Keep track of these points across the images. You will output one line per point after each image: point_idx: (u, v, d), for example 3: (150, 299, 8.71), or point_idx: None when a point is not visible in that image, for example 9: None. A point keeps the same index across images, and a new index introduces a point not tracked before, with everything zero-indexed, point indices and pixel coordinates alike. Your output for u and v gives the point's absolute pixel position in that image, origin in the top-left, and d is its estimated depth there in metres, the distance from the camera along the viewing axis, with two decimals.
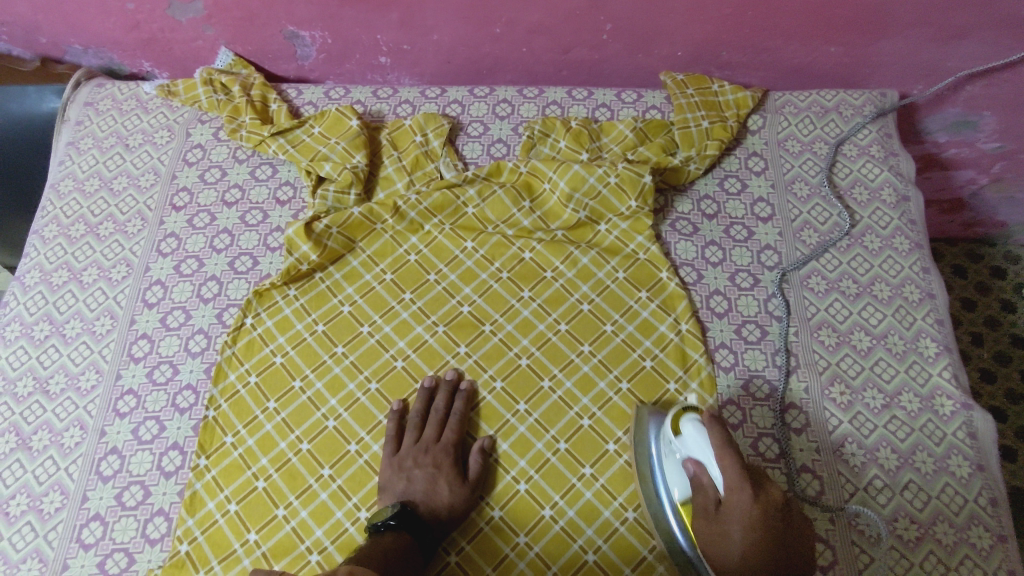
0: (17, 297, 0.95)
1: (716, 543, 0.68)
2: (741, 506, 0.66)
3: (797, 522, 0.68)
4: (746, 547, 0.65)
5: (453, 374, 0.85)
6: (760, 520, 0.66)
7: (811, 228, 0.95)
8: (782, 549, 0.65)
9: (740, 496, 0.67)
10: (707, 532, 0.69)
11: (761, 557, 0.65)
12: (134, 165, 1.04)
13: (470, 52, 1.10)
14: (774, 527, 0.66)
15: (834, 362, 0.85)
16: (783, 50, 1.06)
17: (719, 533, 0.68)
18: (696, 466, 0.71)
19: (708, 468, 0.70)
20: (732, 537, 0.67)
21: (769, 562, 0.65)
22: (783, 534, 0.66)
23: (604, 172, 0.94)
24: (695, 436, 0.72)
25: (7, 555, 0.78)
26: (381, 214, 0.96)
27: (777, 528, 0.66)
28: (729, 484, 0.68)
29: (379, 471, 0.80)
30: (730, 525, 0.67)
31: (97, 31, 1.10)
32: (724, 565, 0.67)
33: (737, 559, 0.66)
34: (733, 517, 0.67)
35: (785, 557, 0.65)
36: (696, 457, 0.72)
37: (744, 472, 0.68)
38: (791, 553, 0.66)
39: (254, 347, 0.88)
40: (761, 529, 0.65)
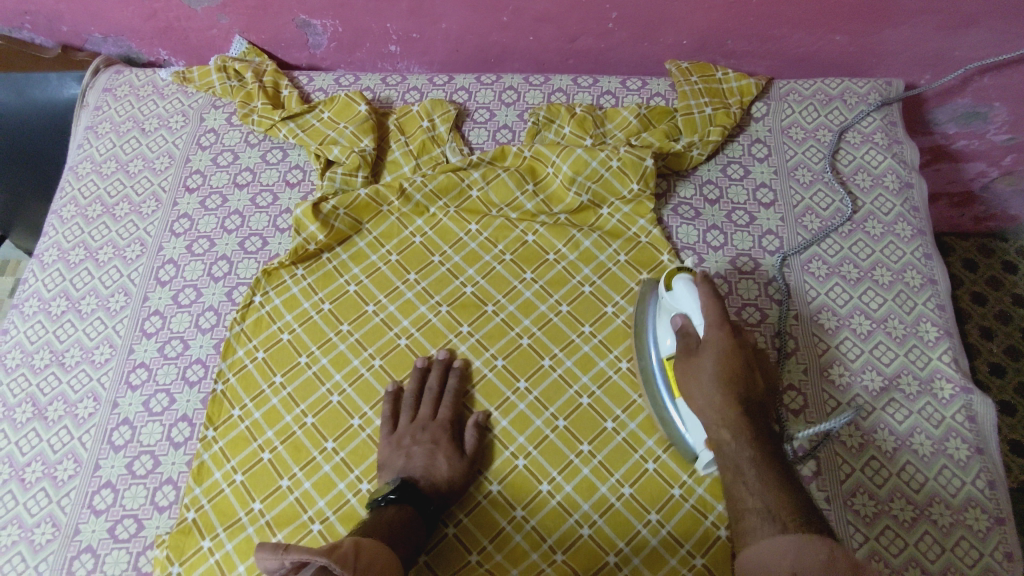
0: (35, 274, 0.98)
1: (692, 377, 0.71)
2: (718, 341, 0.70)
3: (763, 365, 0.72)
4: (720, 373, 0.68)
5: (445, 354, 0.87)
6: (734, 353, 0.69)
7: (813, 213, 0.96)
8: (751, 382, 0.69)
9: (719, 334, 0.70)
10: (683, 368, 0.72)
11: (733, 385, 0.68)
12: (150, 148, 1.07)
13: (478, 41, 1.12)
14: (745, 361, 0.70)
15: (833, 345, 0.86)
16: (788, 39, 1.07)
17: (696, 366, 0.71)
18: (682, 318, 0.75)
19: (692, 316, 0.74)
20: (707, 367, 0.70)
21: (740, 389, 0.68)
22: (752, 369, 0.70)
23: (607, 157, 0.95)
24: (684, 291, 0.76)
25: (22, 519, 0.81)
26: (387, 195, 0.98)
27: (748, 362, 0.70)
28: (708, 323, 0.71)
29: (379, 446, 0.81)
30: (706, 357, 0.70)
31: (116, 19, 1.13)
32: (698, 396, 0.70)
33: (711, 385, 0.69)
34: (709, 349, 0.70)
35: (753, 390, 0.69)
36: (683, 309, 0.76)
37: (723, 312, 0.71)
38: (758, 387, 0.70)
39: (262, 324, 0.91)
40: (735, 360, 0.69)
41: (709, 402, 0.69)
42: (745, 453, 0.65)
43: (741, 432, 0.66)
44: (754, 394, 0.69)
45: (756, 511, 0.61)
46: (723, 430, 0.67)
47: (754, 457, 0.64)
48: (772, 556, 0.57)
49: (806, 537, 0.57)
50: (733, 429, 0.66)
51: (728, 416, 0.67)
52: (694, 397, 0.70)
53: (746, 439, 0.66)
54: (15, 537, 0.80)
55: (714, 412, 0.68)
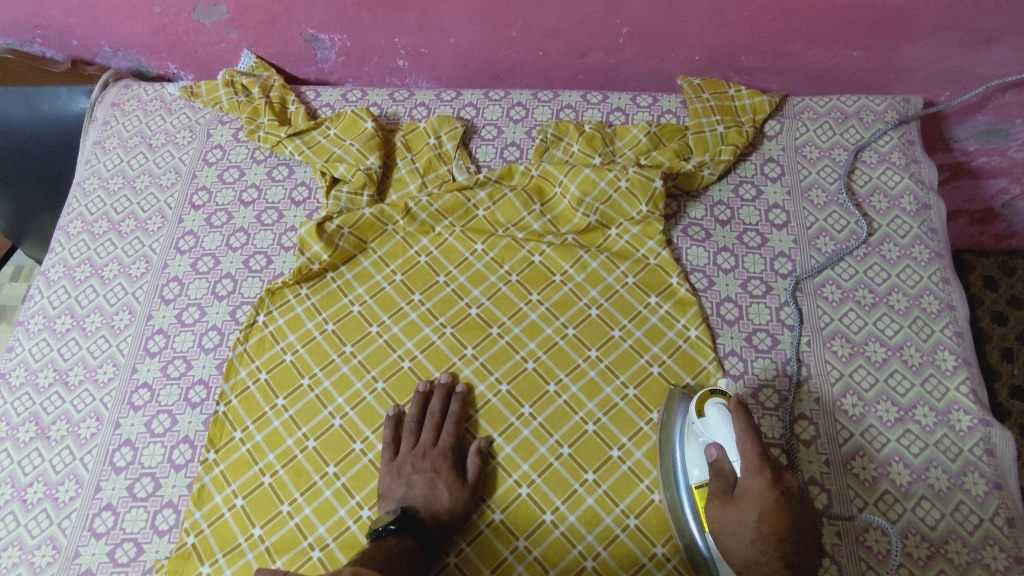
0: (41, 291, 0.98)
1: (732, 528, 0.66)
2: (758, 490, 0.65)
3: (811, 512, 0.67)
4: (762, 531, 0.64)
5: (447, 377, 0.85)
6: (778, 506, 0.64)
7: (827, 235, 0.93)
8: (799, 538, 0.64)
9: (760, 482, 0.65)
10: (721, 515, 0.67)
11: (778, 545, 0.63)
12: (157, 164, 1.07)
13: (487, 56, 1.11)
14: (792, 515, 0.65)
15: (847, 373, 0.84)
16: (804, 54, 1.04)
17: (736, 517, 0.66)
18: (717, 451, 0.70)
19: (729, 451, 0.69)
20: (749, 520, 0.65)
21: (786, 550, 0.63)
22: (800, 522, 0.65)
23: (615, 176, 0.94)
24: (718, 420, 0.72)
25: (23, 540, 0.80)
26: (392, 215, 0.96)
27: (795, 517, 0.65)
28: (748, 467, 0.67)
29: (380, 473, 0.80)
30: (747, 507, 0.65)
31: (126, 33, 1.13)
32: (737, 550, 0.65)
33: (753, 543, 0.64)
34: (750, 500, 0.65)
35: (801, 549, 0.64)
36: (717, 440, 0.71)
37: (763, 455, 0.67)
38: (806, 543, 0.64)
39: (265, 344, 0.90)
40: (780, 515, 0.64)
41: (750, 560, 0.64)
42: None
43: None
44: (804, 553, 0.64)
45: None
46: None
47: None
48: None
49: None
50: None
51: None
52: (734, 551, 0.66)
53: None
54: (15, 559, 0.79)
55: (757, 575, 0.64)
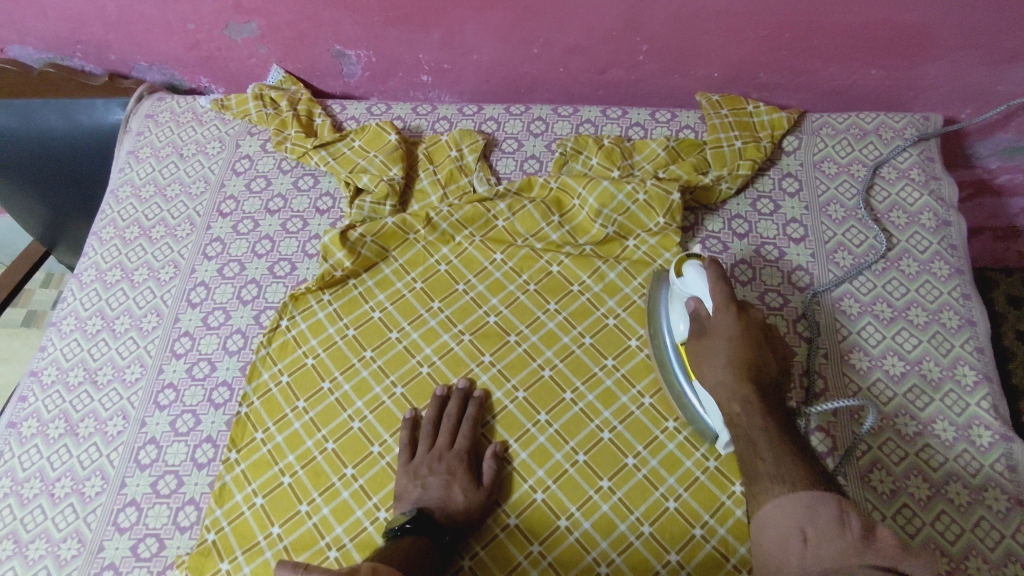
0: (74, 293, 1.01)
1: (704, 358, 0.74)
2: (726, 324, 0.74)
3: (776, 344, 0.74)
4: (731, 353, 0.72)
5: (465, 383, 0.87)
6: (743, 334, 0.73)
7: (845, 250, 0.94)
8: (762, 358, 0.72)
9: (726, 316, 0.74)
10: (696, 351, 0.75)
11: (744, 363, 0.71)
12: (187, 173, 1.10)
13: (509, 72, 1.13)
14: (755, 342, 0.73)
15: (865, 387, 0.83)
16: (822, 72, 1.05)
17: (707, 348, 0.74)
18: (694, 302, 0.78)
19: (705, 299, 0.77)
20: (718, 348, 0.73)
21: (752, 367, 0.71)
22: (763, 349, 0.73)
23: (633, 189, 0.95)
24: (695, 276, 0.80)
25: (49, 533, 0.82)
26: (413, 225, 0.99)
27: (758, 344, 0.73)
28: (717, 307, 0.75)
29: (397, 475, 0.81)
30: (716, 337, 0.74)
31: (161, 48, 1.18)
32: (709, 374, 0.73)
33: (722, 364, 0.72)
34: (719, 332, 0.74)
35: (764, 368, 0.72)
36: (695, 294, 0.79)
37: (731, 296, 0.75)
38: (769, 364, 0.72)
39: (287, 348, 0.92)
40: (745, 342, 0.72)
41: (720, 380, 0.71)
42: (756, 424, 0.67)
43: (753, 406, 0.68)
44: (767, 372, 0.71)
45: (767, 475, 0.64)
46: (734, 403, 0.69)
47: (766, 426, 0.67)
48: (783, 513, 0.61)
49: (815, 498, 0.60)
50: (745, 403, 0.69)
51: (738, 391, 0.70)
52: (706, 378, 0.73)
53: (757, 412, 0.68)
54: (42, 551, 0.81)
55: (726, 389, 0.71)
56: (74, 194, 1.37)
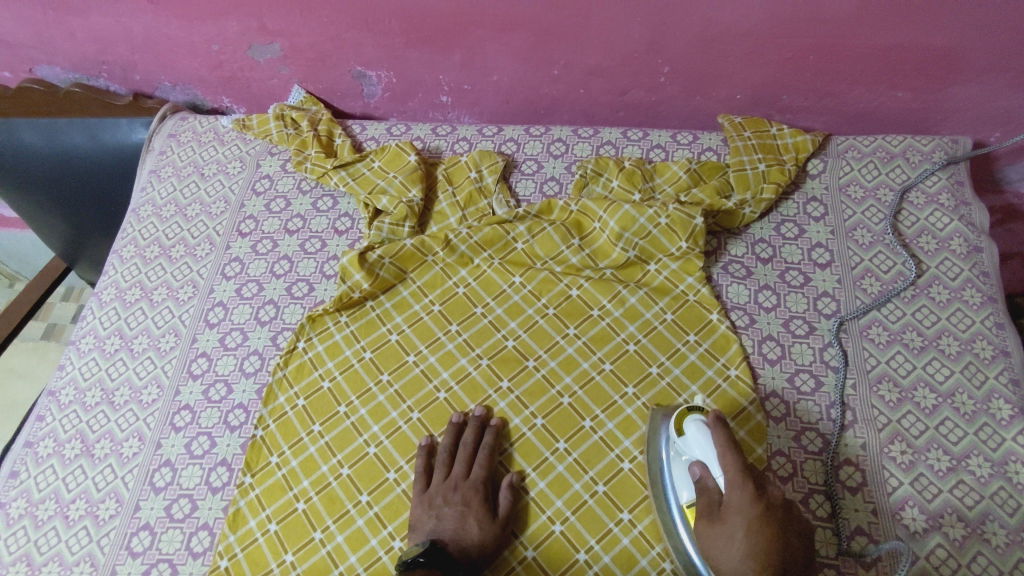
0: (93, 312, 1.01)
1: (720, 547, 0.65)
2: (742, 505, 0.65)
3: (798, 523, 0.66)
4: (750, 548, 0.63)
5: (482, 411, 0.85)
6: (763, 519, 0.64)
7: (873, 276, 0.91)
8: (787, 550, 0.63)
9: (739, 496, 0.65)
10: (710, 535, 0.66)
11: (767, 560, 0.62)
12: (208, 193, 1.10)
13: (529, 93, 1.13)
14: (778, 528, 0.64)
15: (895, 419, 0.81)
16: (847, 94, 1.04)
17: (723, 536, 0.65)
18: (700, 468, 0.70)
19: (711, 467, 0.70)
20: (736, 536, 0.64)
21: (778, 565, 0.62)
22: (785, 531, 0.64)
23: (655, 213, 0.93)
24: (697, 434, 0.72)
25: (62, 556, 0.82)
26: (432, 246, 0.97)
27: (780, 530, 0.64)
28: (730, 483, 0.66)
29: (412, 503, 0.80)
30: (732, 523, 0.65)
31: (185, 69, 1.19)
32: (728, 569, 0.64)
33: (742, 561, 0.63)
34: (735, 516, 0.65)
35: (790, 560, 0.63)
36: (700, 457, 0.71)
37: (745, 470, 0.66)
38: (797, 556, 0.63)
39: (304, 370, 0.91)
40: (765, 532, 0.63)
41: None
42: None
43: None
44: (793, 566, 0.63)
45: None
46: None
47: None
48: None
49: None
50: None
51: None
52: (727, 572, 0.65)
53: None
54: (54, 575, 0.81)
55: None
56: (97, 215, 1.38)
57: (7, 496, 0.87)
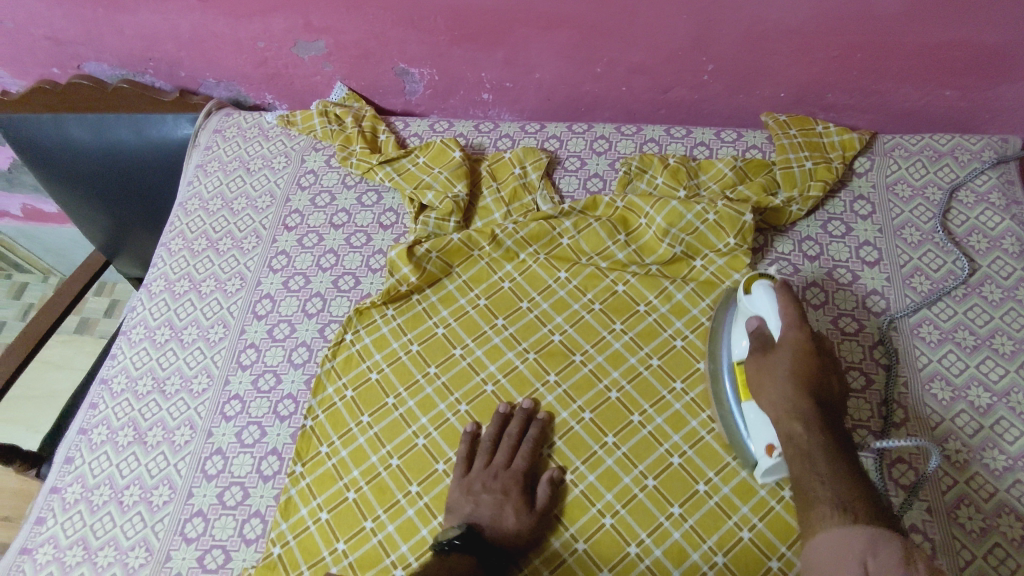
0: (143, 303, 1.03)
1: (766, 374, 0.75)
2: (795, 342, 0.75)
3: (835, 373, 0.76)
4: (795, 370, 0.73)
5: (529, 404, 0.86)
6: (810, 355, 0.74)
7: (922, 274, 0.91)
8: (822, 386, 0.74)
9: (795, 335, 0.75)
10: (758, 365, 0.76)
11: (807, 383, 0.73)
12: (254, 188, 1.11)
13: (570, 90, 1.13)
14: (820, 367, 0.74)
15: (948, 418, 0.80)
16: (893, 93, 1.03)
17: (770, 364, 0.75)
18: (757, 322, 0.78)
19: (768, 320, 0.78)
20: (783, 364, 0.74)
21: (813, 390, 0.73)
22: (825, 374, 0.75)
23: (703, 209, 0.93)
24: (762, 295, 0.79)
25: (118, 541, 0.83)
26: (479, 241, 0.98)
27: (821, 368, 0.74)
28: (787, 325, 0.76)
29: (451, 486, 0.81)
30: (782, 355, 0.75)
31: (231, 66, 1.21)
32: (768, 391, 0.74)
33: (784, 381, 0.73)
34: (785, 348, 0.75)
35: (824, 393, 0.73)
36: (758, 313, 0.79)
37: (801, 317, 0.77)
38: (829, 393, 0.74)
39: (352, 362, 0.92)
40: (810, 363, 0.74)
41: (781, 394, 0.73)
42: (815, 440, 0.68)
43: (812, 426, 0.70)
44: (825, 399, 0.73)
45: (826, 498, 0.64)
46: (795, 421, 0.70)
47: (826, 447, 0.68)
48: (840, 542, 0.60)
49: (874, 528, 0.59)
50: (806, 422, 0.70)
51: (798, 409, 0.71)
52: (765, 391, 0.74)
53: (817, 430, 0.69)
54: (111, 558, 0.82)
55: (787, 407, 0.72)
56: (145, 215, 1.40)
57: (64, 481, 0.89)
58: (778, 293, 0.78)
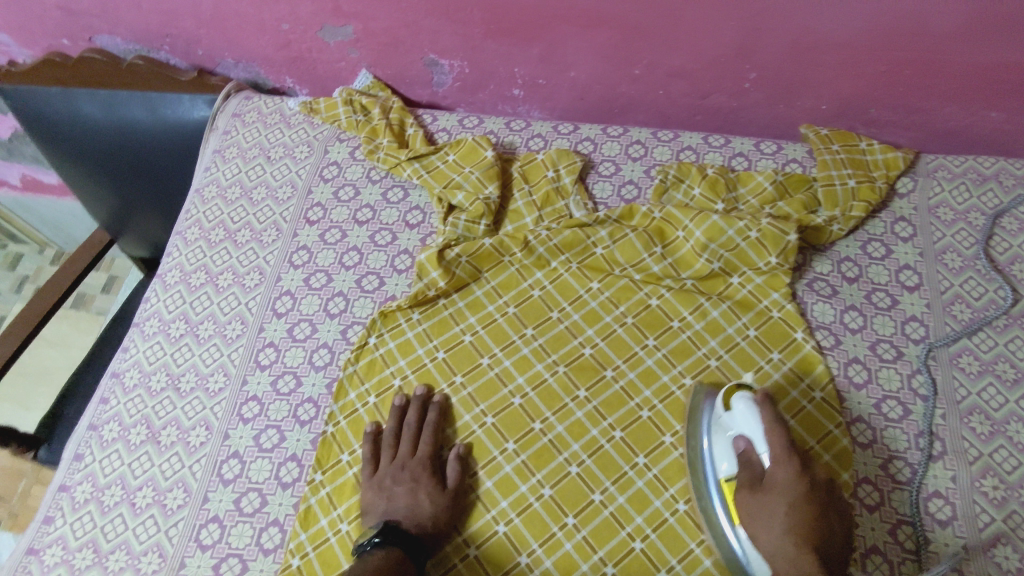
0: (157, 294, 0.99)
1: (761, 518, 0.68)
2: (787, 480, 0.68)
3: (839, 504, 0.69)
4: (791, 518, 0.66)
5: (423, 390, 0.86)
6: (806, 495, 0.67)
7: (964, 302, 0.89)
8: (826, 527, 0.66)
9: (786, 471, 0.69)
10: (752, 506, 0.69)
11: (807, 529, 0.66)
12: (274, 177, 1.08)
13: (606, 91, 1.10)
14: (819, 505, 0.67)
15: (986, 452, 0.79)
16: (938, 111, 1.01)
17: (764, 507, 0.68)
18: (745, 443, 0.73)
19: (755, 442, 0.72)
20: (777, 509, 0.67)
21: (816, 537, 0.65)
22: (827, 512, 0.67)
23: (745, 226, 0.91)
24: (744, 411, 0.74)
25: (130, 545, 0.80)
26: (510, 247, 0.95)
27: (822, 507, 0.67)
28: (775, 459, 0.70)
29: (362, 487, 0.81)
30: (775, 497, 0.68)
31: (251, 46, 1.16)
32: (765, 539, 0.67)
33: (782, 531, 0.66)
34: (778, 488, 0.68)
35: (829, 537, 0.66)
36: (744, 433, 0.73)
37: (791, 447, 0.70)
38: (835, 533, 0.67)
39: (376, 366, 0.89)
40: (808, 504, 0.67)
41: (779, 546, 0.66)
42: None
43: None
44: (831, 543, 0.66)
45: None
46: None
47: None
48: None
49: None
50: None
51: (801, 565, 0.64)
52: (763, 540, 0.67)
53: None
54: (122, 563, 0.79)
55: (789, 564, 0.65)
56: (158, 198, 1.36)
57: (73, 479, 0.86)
58: (762, 414, 0.72)
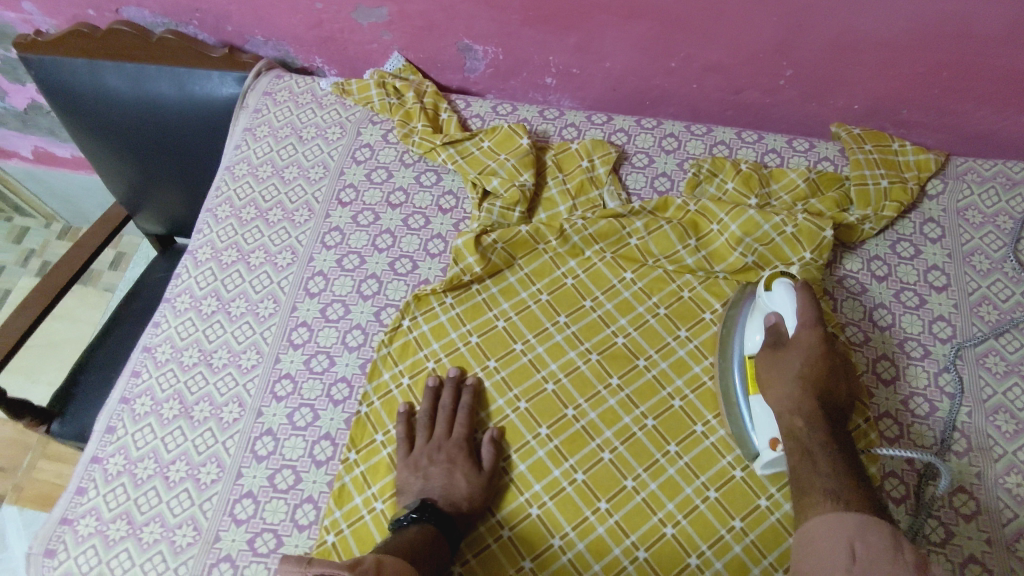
0: (188, 270, 0.99)
1: (777, 371, 0.77)
2: (809, 344, 0.76)
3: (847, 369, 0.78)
4: (804, 370, 0.75)
5: (456, 371, 0.87)
6: (821, 357, 0.75)
7: (991, 304, 0.91)
8: (832, 385, 0.76)
9: (809, 336, 0.76)
10: (769, 360, 0.78)
11: (815, 381, 0.75)
12: (306, 157, 1.07)
13: (639, 83, 1.10)
14: (830, 365, 0.76)
15: (1011, 450, 0.81)
16: (971, 114, 1.02)
17: (782, 361, 0.77)
18: (775, 318, 0.79)
19: (786, 318, 0.78)
20: (793, 364, 0.76)
21: (820, 389, 0.75)
22: (835, 374, 0.76)
23: (781, 221, 0.92)
24: (782, 294, 0.80)
25: (164, 518, 0.81)
26: (546, 234, 0.96)
27: (833, 363, 0.76)
28: (802, 327, 0.77)
29: (397, 467, 0.82)
30: (793, 355, 0.76)
31: (282, 24, 1.15)
32: (776, 388, 0.76)
33: (793, 380, 0.76)
34: (798, 348, 0.76)
35: (833, 394, 0.75)
36: (776, 310, 0.80)
37: (818, 318, 0.77)
38: (839, 390, 0.76)
39: (409, 349, 0.90)
40: (821, 362, 0.75)
41: (788, 393, 0.75)
42: (817, 440, 0.72)
43: (815, 423, 0.73)
44: (833, 396, 0.75)
45: (824, 491, 0.68)
46: (798, 419, 0.74)
47: (825, 443, 0.71)
48: (830, 528, 0.64)
49: (865, 522, 0.63)
50: (808, 419, 0.73)
51: (803, 406, 0.74)
52: (773, 388, 0.77)
53: (818, 427, 0.73)
54: (156, 536, 0.80)
55: (790, 404, 0.75)
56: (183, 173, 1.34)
57: (105, 452, 0.86)
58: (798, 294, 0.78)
